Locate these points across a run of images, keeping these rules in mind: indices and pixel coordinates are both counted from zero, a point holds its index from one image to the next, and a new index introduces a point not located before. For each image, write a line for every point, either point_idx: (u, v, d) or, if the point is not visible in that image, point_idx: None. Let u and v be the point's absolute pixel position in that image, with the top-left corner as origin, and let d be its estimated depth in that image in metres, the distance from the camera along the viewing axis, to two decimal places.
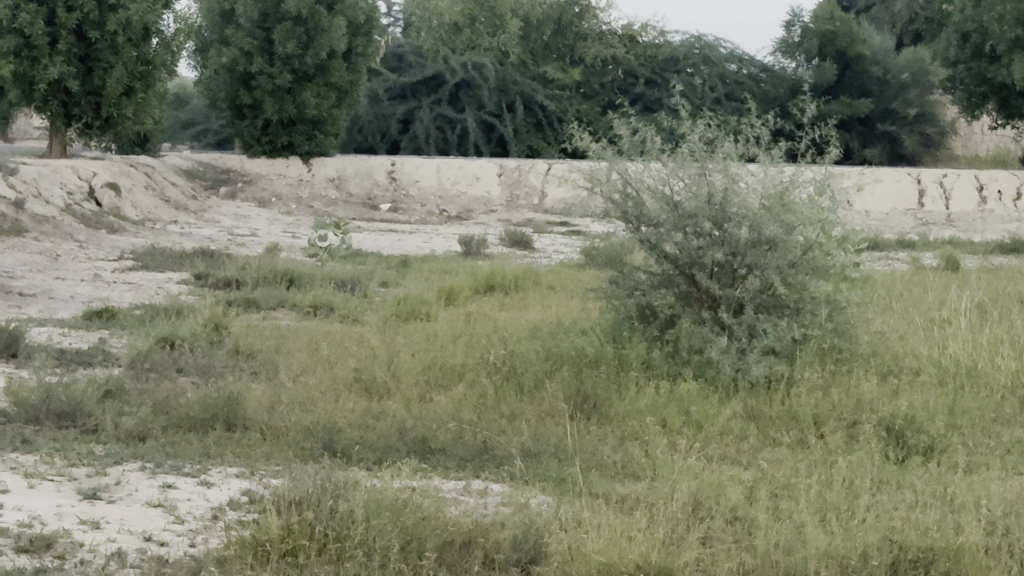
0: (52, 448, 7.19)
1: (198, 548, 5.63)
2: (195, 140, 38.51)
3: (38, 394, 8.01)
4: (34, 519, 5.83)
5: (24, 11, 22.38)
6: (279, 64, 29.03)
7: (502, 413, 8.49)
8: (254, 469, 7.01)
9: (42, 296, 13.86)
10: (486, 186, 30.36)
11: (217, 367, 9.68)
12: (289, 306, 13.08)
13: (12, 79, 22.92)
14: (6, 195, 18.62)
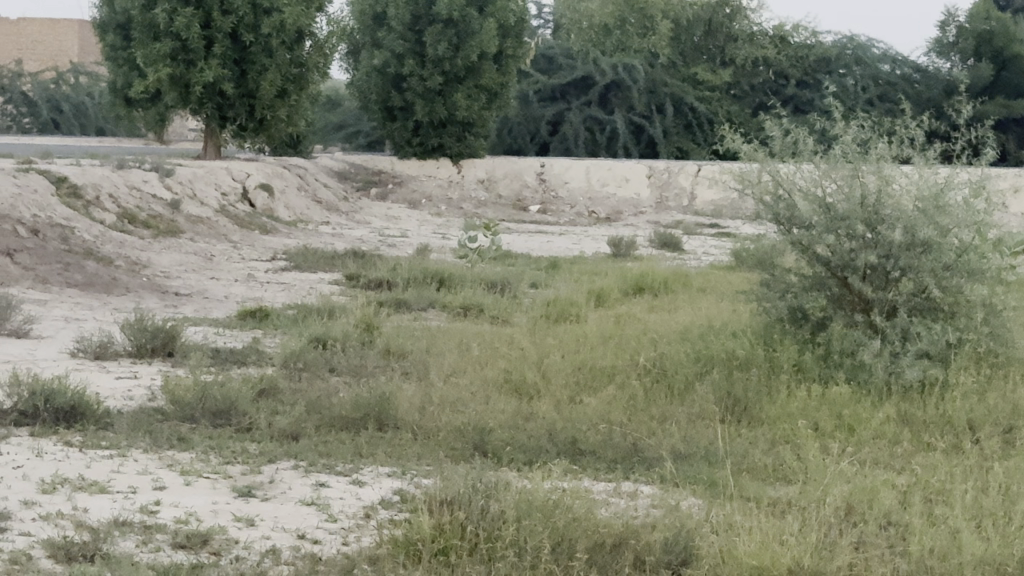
0: (208, 446, 7.30)
1: (351, 547, 5.68)
2: (346, 143, 38.88)
3: (195, 392, 8.15)
4: (191, 515, 5.92)
5: (181, 15, 22.71)
6: (431, 65, 29.20)
7: (653, 415, 8.50)
8: (405, 469, 7.07)
9: (198, 296, 14.07)
10: (635, 188, 30.27)
11: (369, 366, 9.78)
12: (439, 307, 13.17)
13: (168, 82, 23.34)
14: (162, 196, 18.95)
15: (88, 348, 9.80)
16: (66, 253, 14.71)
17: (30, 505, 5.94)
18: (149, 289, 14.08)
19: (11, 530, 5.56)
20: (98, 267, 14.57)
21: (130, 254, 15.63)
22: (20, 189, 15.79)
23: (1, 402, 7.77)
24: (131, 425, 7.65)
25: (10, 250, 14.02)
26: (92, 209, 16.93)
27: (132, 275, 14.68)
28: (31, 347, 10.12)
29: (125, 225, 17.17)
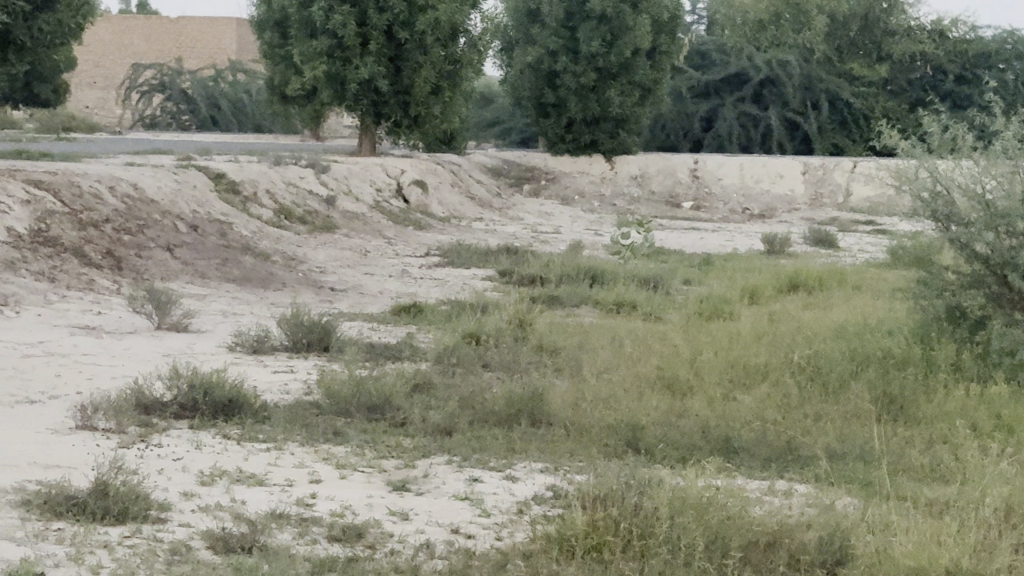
0: (362, 441, 7.36)
1: (504, 542, 5.70)
2: (499, 139, 39.05)
3: (349, 387, 8.23)
4: (346, 509, 5.97)
5: (336, 12, 22.95)
6: (584, 62, 29.20)
7: (807, 414, 8.42)
8: (557, 465, 7.07)
9: (353, 291, 14.20)
10: (790, 185, 29.93)
11: (522, 362, 9.80)
12: (591, 302, 13.17)
13: (324, 79, 23.64)
14: (317, 192, 19.16)
15: (246, 342, 9.92)
16: (224, 248, 14.92)
17: (189, 496, 6.03)
18: (304, 284, 14.23)
19: (171, 521, 5.65)
20: (255, 262, 14.75)
21: (286, 250, 15.81)
22: (179, 185, 16.06)
23: (161, 395, 7.90)
24: (288, 418, 7.73)
25: (170, 245, 14.25)
26: (249, 205, 17.15)
27: (288, 270, 14.83)
28: (190, 340, 10.29)
29: (281, 220, 17.36)
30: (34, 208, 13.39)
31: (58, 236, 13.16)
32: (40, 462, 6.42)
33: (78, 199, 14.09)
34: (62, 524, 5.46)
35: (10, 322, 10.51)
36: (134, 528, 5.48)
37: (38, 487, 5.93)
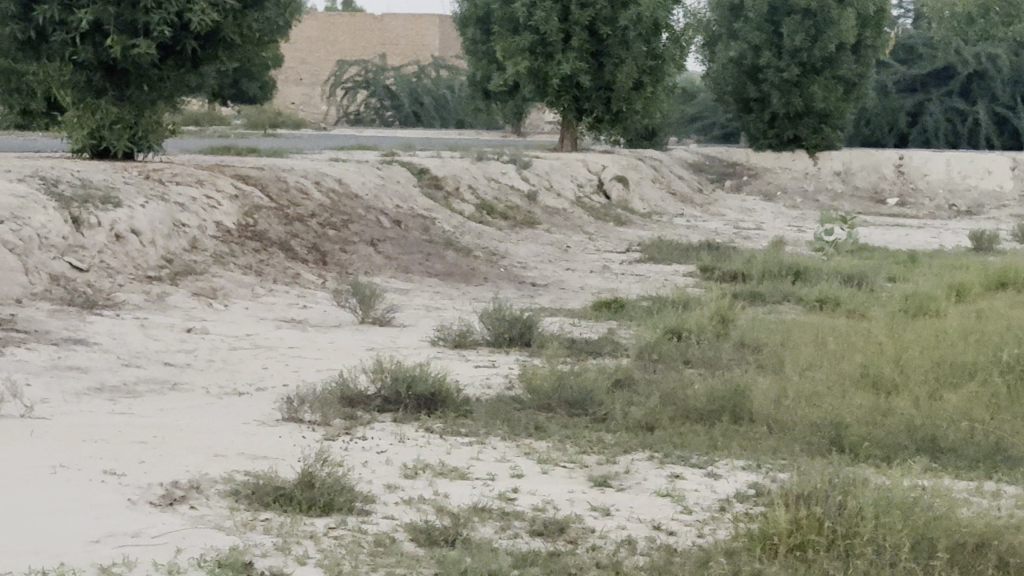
0: (563, 436, 7.37)
1: (706, 539, 5.67)
2: (701, 134, 38.92)
3: (551, 382, 8.24)
4: (548, 504, 5.99)
5: (540, 7, 23.18)
6: (788, 57, 28.93)
7: (1015, 414, 8.25)
8: (759, 463, 7.00)
9: (554, 286, 14.23)
10: (998, 180, 29.21)
11: (725, 359, 9.74)
12: (794, 299, 13.06)
13: (526, 74, 23.92)
14: (520, 186, 19.27)
15: (448, 337, 9.99)
16: (427, 243, 15.04)
17: (393, 489, 6.09)
18: (507, 279, 14.30)
19: (376, 513, 5.71)
20: (458, 257, 14.87)
21: (488, 245, 15.90)
22: (382, 182, 16.25)
23: (365, 388, 7.99)
24: (490, 413, 7.76)
25: (374, 239, 14.42)
26: (452, 201, 17.30)
27: (490, 265, 14.91)
28: (393, 334, 10.40)
29: (484, 215, 17.48)
30: (243, 203, 13.80)
31: (265, 232, 13.42)
32: (247, 453, 6.53)
33: (284, 194, 14.47)
34: (268, 513, 5.54)
35: (219, 315, 10.73)
36: (338, 519, 5.54)
37: (245, 477, 6.03)
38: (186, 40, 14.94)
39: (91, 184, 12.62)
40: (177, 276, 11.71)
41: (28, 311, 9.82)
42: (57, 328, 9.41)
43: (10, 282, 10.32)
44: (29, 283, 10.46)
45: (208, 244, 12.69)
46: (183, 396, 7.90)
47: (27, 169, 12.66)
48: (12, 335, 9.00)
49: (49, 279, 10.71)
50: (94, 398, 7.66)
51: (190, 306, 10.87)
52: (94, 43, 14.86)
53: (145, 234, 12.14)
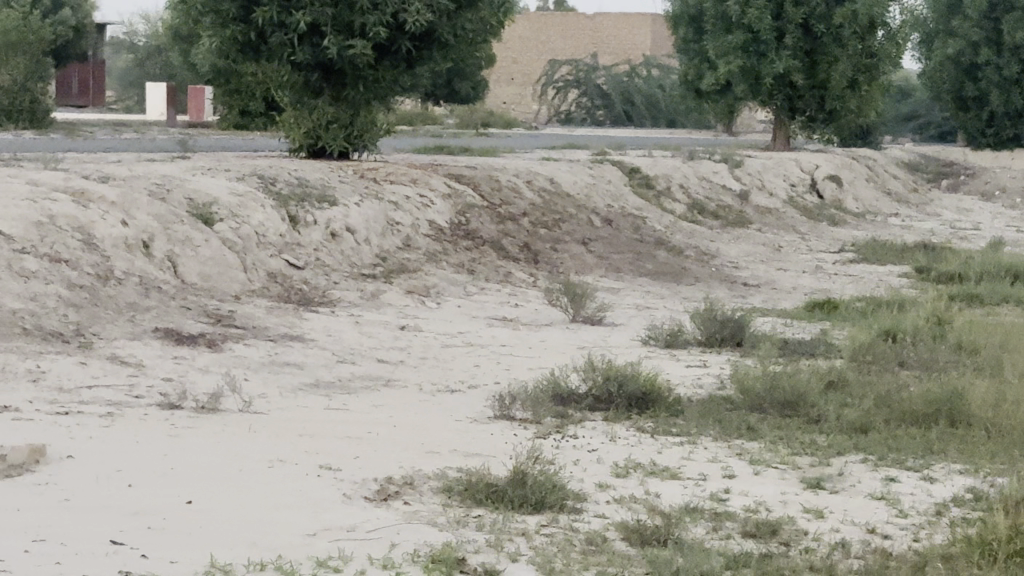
0: (776, 437, 7.30)
1: (922, 544, 5.57)
2: (917, 133, 38.38)
3: (763, 383, 8.18)
4: (761, 506, 5.94)
5: (753, 6, 23.12)
6: (1007, 54, 28.43)
7: None
8: (976, 467, 6.89)
9: (765, 286, 14.13)
10: None
11: (941, 361, 9.58)
12: (1013, 302, 12.81)
13: (739, 73, 23.86)
14: (731, 186, 19.18)
15: (660, 337, 9.98)
16: (638, 242, 15.02)
17: (605, 488, 6.09)
18: (719, 279, 14.22)
19: (587, 511, 5.70)
20: (669, 256, 14.82)
21: (699, 244, 15.83)
22: (594, 182, 16.28)
23: (577, 387, 8.01)
24: (702, 412, 7.72)
25: (586, 238, 14.45)
26: (663, 200, 17.26)
27: (701, 264, 14.84)
28: (605, 333, 10.41)
29: (695, 215, 17.41)
30: (455, 202, 13.94)
31: (477, 231, 13.53)
32: (459, 450, 6.57)
33: (496, 194, 14.59)
34: (481, 511, 5.57)
35: (432, 313, 10.83)
36: (551, 517, 5.55)
37: (457, 473, 6.07)
38: (401, 40, 15.11)
39: (308, 184, 12.85)
40: (391, 274, 11.85)
41: (246, 307, 10.01)
42: (274, 325, 9.59)
43: (229, 279, 10.55)
44: (248, 280, 10.68)
45: (421, 243, 12.83)
46: (396, 393, 7.99)
47: (247, 169, 12.94)
48: (231, 332, 9.19)
49: (267, 276, 10.92)
50: (309, 394, 7.78)
51: (403, 303, 10.99)
52: (312, 44, 15.15)
53: (360, 232, 12.32)
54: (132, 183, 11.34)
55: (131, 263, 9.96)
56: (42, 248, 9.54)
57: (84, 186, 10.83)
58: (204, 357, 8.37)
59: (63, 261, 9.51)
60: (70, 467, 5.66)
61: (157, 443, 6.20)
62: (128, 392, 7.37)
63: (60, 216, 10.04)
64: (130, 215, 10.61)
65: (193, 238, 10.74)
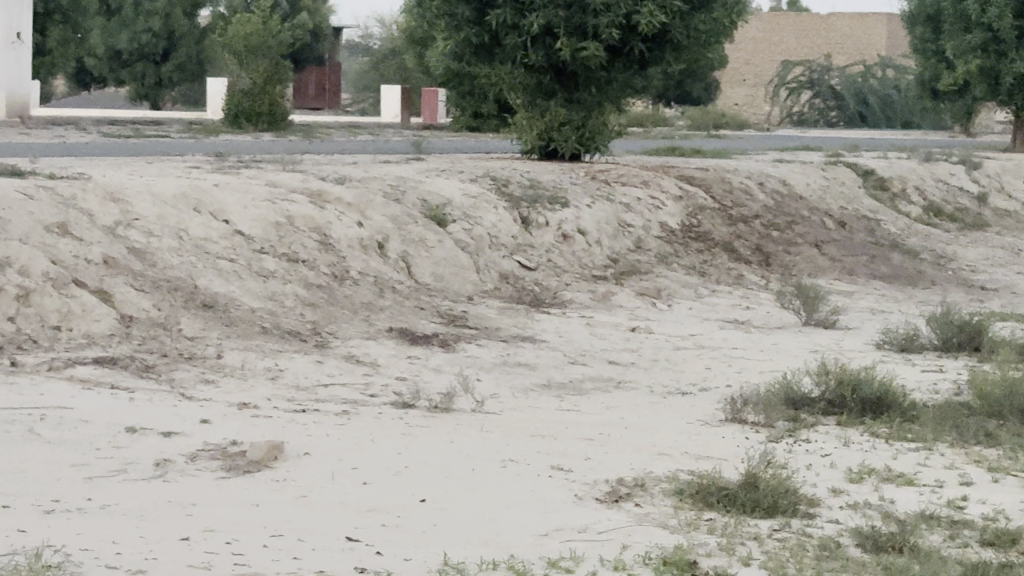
0: (1015, 444, 7.14)
1: None
2: None
3: (1004, 389, 8.00)
4: (1000, 514, 5.81)
5: (993, 5, 22.67)
6: None
7: None
8: None
9: (1004, 290, 13.83)
10: None
11: None
12: None
13: (978, 74, 23.42)
14: (969, 188, 18.83)
15: (895, 341, 9.82)
16: (872, 245, 14.81)
17: (838, 493, 6.01)
18: (956, 282, 13.96)
19: (820, 516, 5.63)
20: (905, 259, 14.59)
21: (935, 247, 15.55)
22: (826, 184, 16.10)
23: (809, 390, 7.93)
24: (939, 417, 7.58)
25: (819, 241, 14.28)
26: (899, 203, 17.02)
27: (938, 268, 14.58)
28: (838, 337, 10.29)
29: (931, 217, 17.12)
30: (687, 205, 13.89)
31: (709, 232, 13.48)
32: (691, 452, 6.54)
33: (728, 197, 14.52)
34: (712, 514, 5.54)
35: (662, 314, 10.81)
36: (784, 522, 5.49)
37: (689, 476, 6.04)
38: (633, 41, 15.12)
39: (539, 186, 12.93)
40: (623, 276, 11.85)
41: (479, 307, 10.09)
42: (506, 325, 9.66)
43: (462, 279, 10.65)
44: (481, 281, 10.76)
45: (653, 244, 12.82)
46: (627, 394, 7.99)
47: (479, 171, 13.06)
48: (465, 332, 9.29)
49: (499, 277, 10.99)
50: (542, 395, 7.81)
51: (635, 305, 10.98)
52: (544, 47, 15.29)
53: (592, 234, 12.34)
54: (368, 184, 11.53)
55: (366, 263, 10.12)
56: (280, 249, 9.76)
57: (320, 187, 11.04)
58: (438, 357, 8.46)
59: (301, 262, 9.71)
60: (305, 465, 5.75)
61: (392, 441, 6.28)
62: (363, 390, 7.49)
63: (298, 217, 10.26)
64: (365, 216, 10.79)
65: (427, 239, 10.87)
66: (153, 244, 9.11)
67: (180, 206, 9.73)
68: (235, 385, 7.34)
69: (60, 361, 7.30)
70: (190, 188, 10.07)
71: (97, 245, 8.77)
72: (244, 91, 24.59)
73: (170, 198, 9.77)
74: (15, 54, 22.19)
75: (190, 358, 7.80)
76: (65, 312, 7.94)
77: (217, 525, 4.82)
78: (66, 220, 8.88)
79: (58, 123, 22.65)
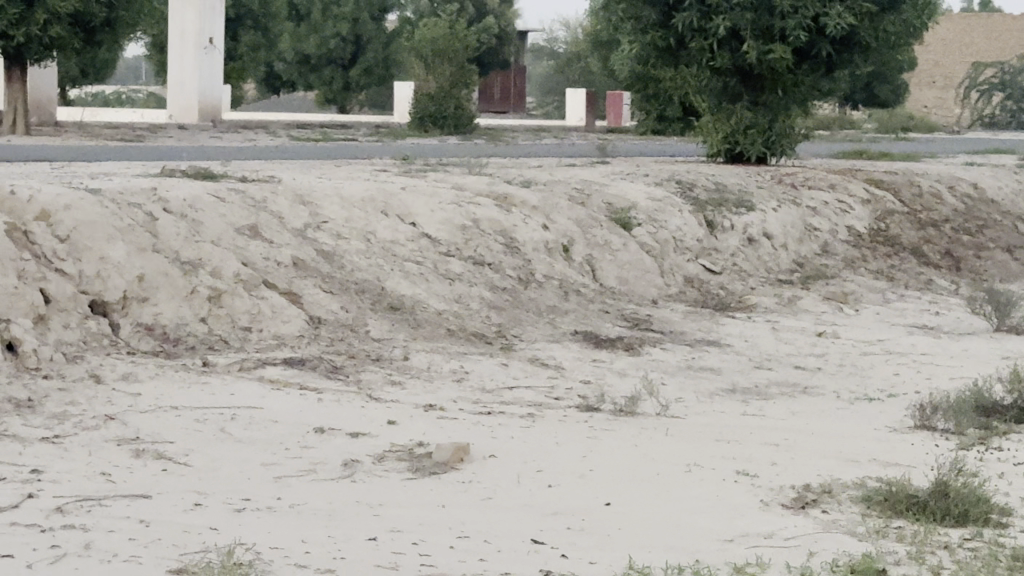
0: None
1: None
2: None
3: None
4: None
5: None
6: None
7: None
8: None
9: None
10: None
11: None
12: None
13: None
14: None
15: None
16: None
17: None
18: None
19: (1012, 524, 5.52)
20: None
21: None
22: (1017, 187, 15.82)
23: (1001, 398, 7.80)
24: None
25: (1011, 246, 14.04)
26: None
27: None
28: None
29: None
30: (875, 209, 13.75)
31: (897, 237, 13.31)
32: (880, 459, 6.46)
33: (918, 201, 14.34)
34: (900, 522, 5.47)
35: (850, 320, 10.68)
36: (975, 531, 5.40)
37: (877, 483, 5.96)
38: (821, 43, 15.00)
39: (725, 191, 12.87)
40: (809, 280, 11.75)
41: (664, 311, 10.06)
42: (690, 329, 9.61)
43: (647, 283, 10.62)
44: (665, 285, 10.73)
45: (839, 249, 12.68)
46: (814, 400, 7.91)
47: (664, 175, 13.04)
48: (649, 336, 9.26)
49: (683, 281, 10.96)
50: (726, 399, 7.77)
51: (821, 309, 10.87)
52: (731, 50, 15.26)
53: (778, 238, 12.26)
54: (553, 187, 11.56)
55: (551, 266, 10.14)
56: (466, 252, 9.82)
57: (506, 190, 11.09)
58: (623, 360, 8.46)
59: (487, 264, 9.77)
60: (491, 467, 5.78)
61: (577, 444, 6.29)
62: (548, 393, 7.49)
63: (483, 220, 10.31)
64: (551, 219, 10.81)
65: (612, 242, 10.86)
66: (342, 246, 9.22)
67: (368, 210, 9.84)
68: (421, 387, 7.39)
69: (250, 361, 7.41)
70: (378, 191, 10.17)
71: (287, 247, 8.90)
72: (427, 95, 24.98)
73: (358, 201, 9.88)
74: (207, 59, 22.45)
75: (376, 359, 7.87)
76: (255, 313, 8.06)
77: (404, 526, 4.86)
78: (256, 222, 9.02)
79: (249, 126, 22.98)
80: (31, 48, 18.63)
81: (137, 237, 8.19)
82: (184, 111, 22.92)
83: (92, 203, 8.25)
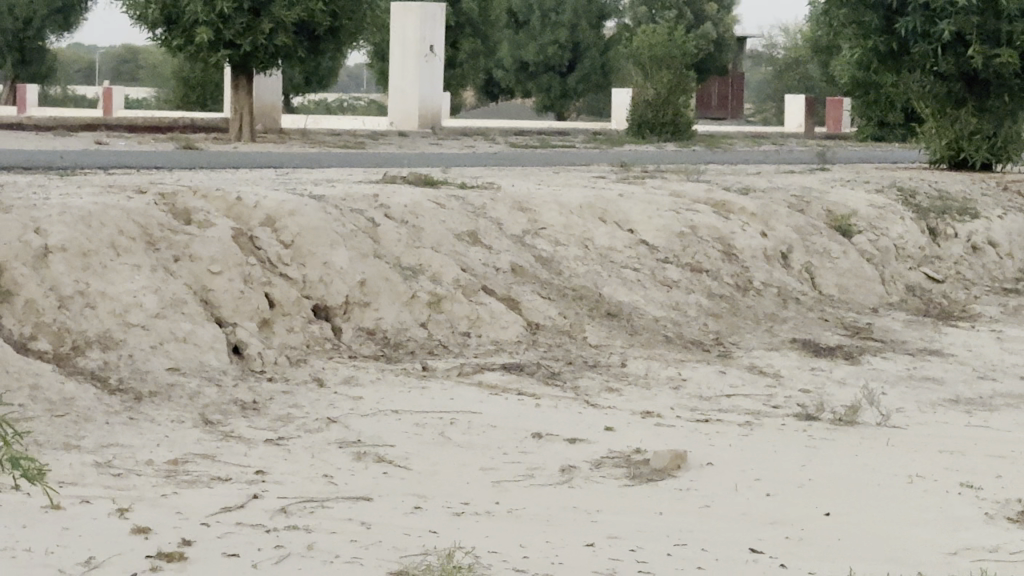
0: None
1: None
2: None
3: None
4: None
5: None
6: None
7: None
8: None
9: None
10: None
11: None
12: None
13: None
14: None
15: None
16: None
17: None
18: None
19: None
20: None
21: None
22: None
23: None
24: None
25: None
26: None
27: None
28: None
29: None
30: None
31: None
32: None
33: None
34: None
35: None
36: None
37: None
38: None
39: (948, 197, 12.70)
40: None
41: (884, 320, 9.95)
42: (912, 338, 9.48)
43: (867, 291, 10.52)
44: (885, 293, 10.61)
45: None
46: None
47: (885, 181, 12.93)
48: (870, 344, 9.16)
49: (904, 289, 10.84)
50: (949, 409, 7.65)
51: None
52: (955, 54, 15.08)
53: (1002, 246, 12.07)
54: (772, 195, 11.50)
55: (769, 274, 10.09)
56: (684, 258, 9.80)
57: (724, 197, 11.07)
58: (842, 369, 8.39)
59: (705, 271, 9.75)
60: (708, 475, 5.77)
61: (796, 453, 6.25)
62: (766, 402, 7.45)
63: (702, 227, 10.28)
64: (770, 227, 10.75)
65: (833, 249, 10.76)
66: (560, 252, 9.28)
67: (587, 216, 9.89)
68: (638, 394, 7.40)
69: (469, 366, 7.49)
70: (597, 198, 10.21)
71: (506, 254, 8.97)
72: (647, 102, 24.88)
73: (577, 208, 9.93)
74: (428, 67, 22.80)
75: (595, 366, 7.90)
76: (474, 317, 8.15)
77: (622, 533, 4.88)
78: (476, 229, 9.11)
79: (470, 133, 23.20)
80: (256, 58, 19.11)
81: (359, 242, 8.32)
82: (402, 117, 23.13)
83: (315, 208, 8.42)
